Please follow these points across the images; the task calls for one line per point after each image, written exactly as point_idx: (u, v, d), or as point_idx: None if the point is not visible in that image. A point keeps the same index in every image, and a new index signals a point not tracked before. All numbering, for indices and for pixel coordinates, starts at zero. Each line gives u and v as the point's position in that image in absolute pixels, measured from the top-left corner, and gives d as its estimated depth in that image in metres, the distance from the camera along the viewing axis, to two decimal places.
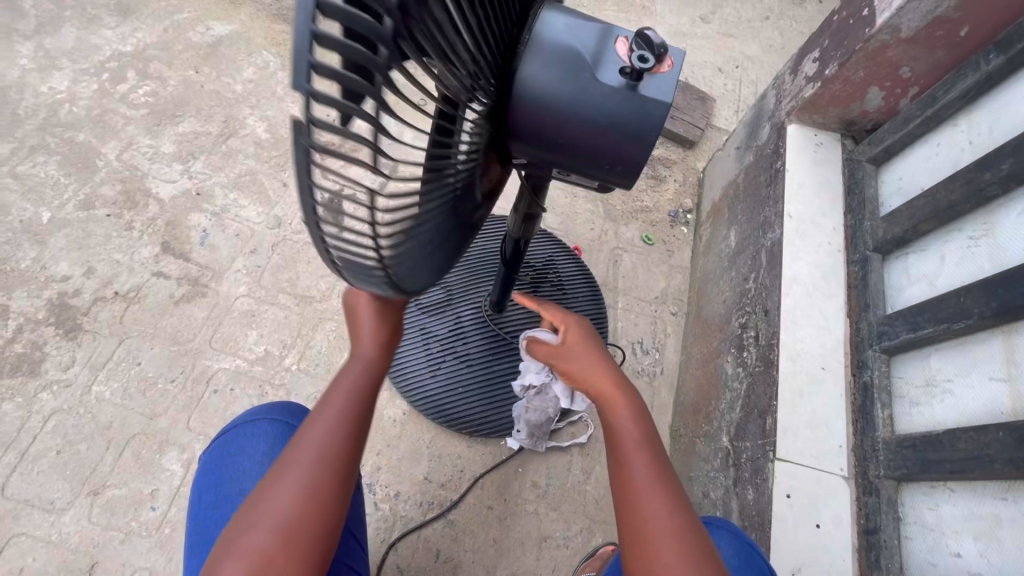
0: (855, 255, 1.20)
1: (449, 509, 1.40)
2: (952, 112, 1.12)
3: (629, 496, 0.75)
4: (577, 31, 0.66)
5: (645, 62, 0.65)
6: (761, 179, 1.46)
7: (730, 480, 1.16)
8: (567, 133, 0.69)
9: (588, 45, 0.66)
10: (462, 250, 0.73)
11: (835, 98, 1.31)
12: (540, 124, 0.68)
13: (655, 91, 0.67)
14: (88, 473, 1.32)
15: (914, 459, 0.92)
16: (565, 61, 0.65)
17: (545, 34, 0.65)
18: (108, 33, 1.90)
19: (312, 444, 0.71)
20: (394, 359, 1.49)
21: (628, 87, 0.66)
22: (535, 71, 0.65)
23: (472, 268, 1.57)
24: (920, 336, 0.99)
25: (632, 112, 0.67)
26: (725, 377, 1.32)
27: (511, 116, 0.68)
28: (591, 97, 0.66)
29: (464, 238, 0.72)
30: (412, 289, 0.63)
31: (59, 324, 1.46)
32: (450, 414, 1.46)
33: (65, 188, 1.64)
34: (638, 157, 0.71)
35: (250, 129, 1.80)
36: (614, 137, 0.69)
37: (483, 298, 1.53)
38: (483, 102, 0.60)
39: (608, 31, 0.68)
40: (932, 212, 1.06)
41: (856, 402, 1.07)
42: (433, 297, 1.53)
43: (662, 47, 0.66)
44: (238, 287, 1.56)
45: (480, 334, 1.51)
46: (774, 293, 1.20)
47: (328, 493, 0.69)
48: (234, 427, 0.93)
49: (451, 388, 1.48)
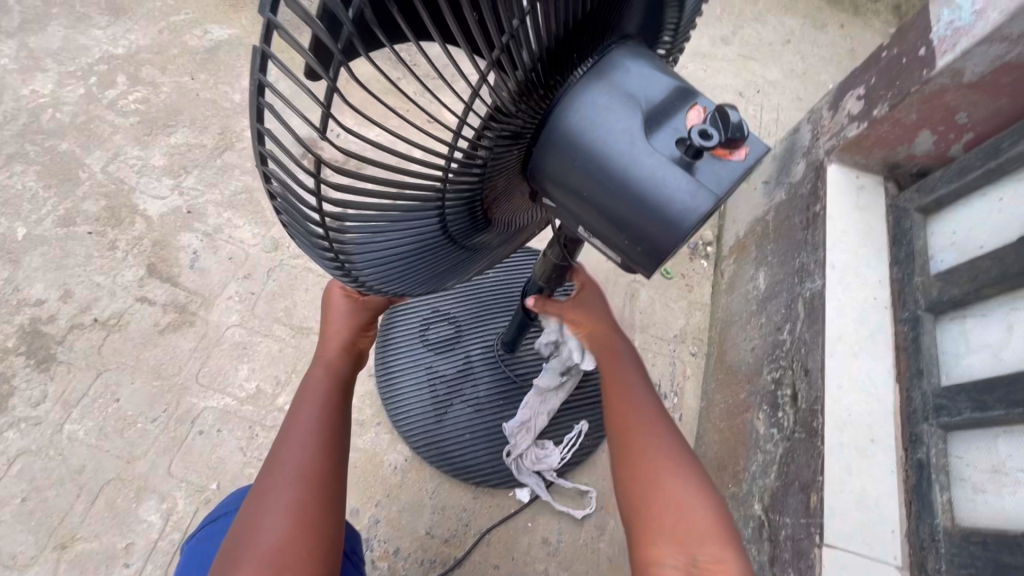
0: (903, 313, 1.11)
1: (453, 568, 1.29)
2: (1018, 166, 1.02)
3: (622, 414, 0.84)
4: (650, 80, 0.56)
5: (710, 138, 0.53)
6: (796, 221, 1.33)
7: (766, 556, 1.07)
8: (590, 186, 0.57)
9: (655, 98, 0.56)
10: (443, 268, 0.69)
11: (881, 140, 1.21)
12: (564, 164, 0.58)
13: (710, 178, 0.55)
14: (55, 525, 1.19)
15: (987, 560, 0.84)
16: (619, 105, 0.56)
17: (611, 68, 0.57)
18: (98, 34, 1.77)
19: (295, 456, 0.71)
20: (395, 399, 1.39)
21: (681, 160, 0.54)
22: (582, 101, 0.56)
23: (488, 304, 1.45)
24: (987, 418, 0.90)
25: (675, 190, 0.54)
26: (756, 437, 1.20)
27: (541, 149, 0.58)
28: (633, 153, 0.54)
29: (445, 256, 0.67)
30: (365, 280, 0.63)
31: (32, 354, 1.34)
32: (460, 462, 1.35)
33: (43, 202, 1.51)
34: (662, 248, 0.56)
35: (247, 142, 1.68)
36: (641, 212, 0.55)
37: (495, 337, 1.42)
38: (510, 126, 0.57)
39: (690, 94, 0.57)
40: (998, 277, 0.98)
41: (910, 480, 0.98)
42: (440, 335, 1.41)
43: (742, 132, 0.53)
44: (229, 317, 1.44)
45: (490, 375, 1.39)
46: (816, 352, 1.10)
47: (318, 504, 0.69)
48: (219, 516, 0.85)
49: (461, 434, 1.36)
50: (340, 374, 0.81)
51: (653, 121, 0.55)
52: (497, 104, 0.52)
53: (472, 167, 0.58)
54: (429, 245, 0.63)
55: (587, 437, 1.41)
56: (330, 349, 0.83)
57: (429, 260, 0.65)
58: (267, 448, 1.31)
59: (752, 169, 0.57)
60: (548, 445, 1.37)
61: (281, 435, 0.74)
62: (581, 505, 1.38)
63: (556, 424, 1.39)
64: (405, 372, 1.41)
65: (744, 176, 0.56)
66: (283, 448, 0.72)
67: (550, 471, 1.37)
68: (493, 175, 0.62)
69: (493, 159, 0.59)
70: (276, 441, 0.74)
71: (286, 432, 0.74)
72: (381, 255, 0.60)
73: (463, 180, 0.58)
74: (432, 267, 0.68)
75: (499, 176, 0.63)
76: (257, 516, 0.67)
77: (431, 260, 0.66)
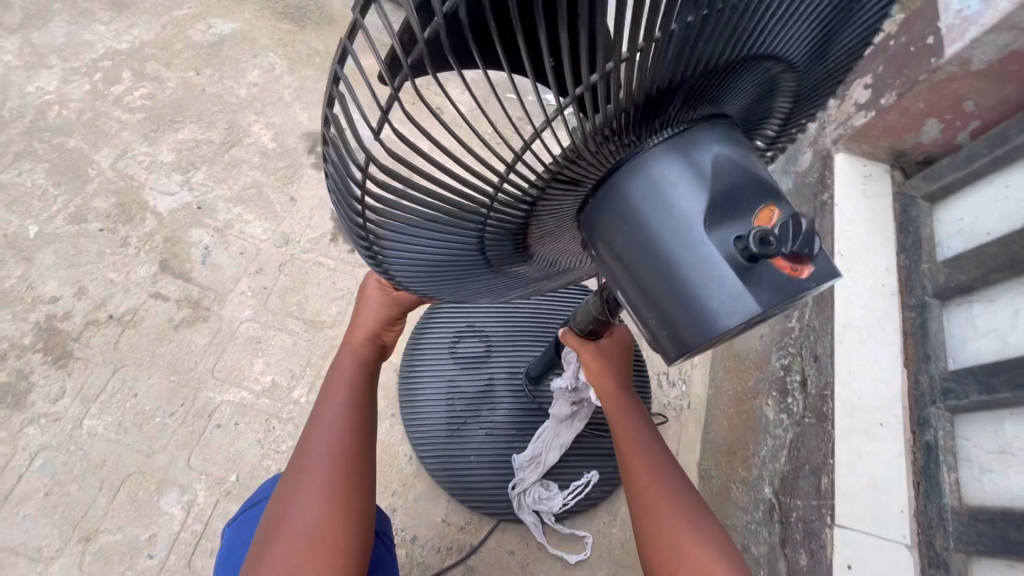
0: (911, 299, 1.13)
1: (470, 555, 1.32)
2: None
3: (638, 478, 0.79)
4: (729, 166, 0.56)
5: (770, 246, 0.51)
6: (803, 210, 1.34)
7: (777, 538, 1.10)
8: (634, 255, 0.57)
9: (728, 185, 0.55)
10: (474, 279, 0.72)
11: (888, 129, 1.22)
12: (619, 226, 0.58)
13: (758, 287, 0.53)
14: (78, 518, 1.21)
15: (994, 537, 0.87)
16: (692, 182, 0.55)
17: (691, 144, 0.56)
18: (101, 29, 1.76)
19: (324, 437, 0.73)
20: (412, 406, 1.37)
21: (735, 261, 0.53)
22: (651, 169, 0.55)
23: (524, 329, 1.39)
24: (994, 400, 0.93)
25: (717, 289, 0.53)
26: (766, 423, 1.22)
27: (600, 199, 0.59)
28: (686, 236, 0.54)
29: (478, 270, 0.69)
30: (389, 266, 0.66)
31: (48, 351, 1.35)
32: (459, 480, 1.33)
33: (54, 200, 1.52)
34: (687, 341, 0.55)
35: (254, 137, 1.68)
36: (676, 298, 0.55)
37: (523, 363, 1.36)
38: (580, 173, 0.56)
39: (769, 195, 0.56)
40: (1005, 263, 1.00)
41: (918, 462, 1.01)
42: (470, 351, 1.36)
43: (807, 248, 0.52)
44: (242, 311, 1.46)
45: (511, 402, 1.33)
46: (825, 338, 1.12)
47: (348, 481, 0.70)
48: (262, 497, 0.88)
49: (467, 455, 1.33)
50: (366, 360, 0.83)
51: (720, 210, 0.54)
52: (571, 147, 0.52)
53: (522, 201, 0.59)
54: (462, 257, 0.66)
55: (595, 487, 1.35)
56: (357, 338, 0.85)
57: (459, 268, 0.67)
58: (285, 440, 1.33)
59: (810, 291, 0.55)
60: (553, 487, 1.31)
61: (310, 419, 0.76)
62: (575, 550, 1.35)
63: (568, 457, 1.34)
64: (427, 377, 1.37)
65: (797, 295, 0.54)
66: (312, 431, 0.74)
67: (550, 514, 1.32)
68: (541, 214, 0.63)
69: (544, 199, 0.59)
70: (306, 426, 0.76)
71: (315, 417, 0.76)
72: (414, 251, 0.63)
73: (506, 209, 0.60)
74: (460, 278, 0.70)
75: (549, 217, 0.64)
76: (291, 497, 0.68)
77: (460, 270, 0.68)
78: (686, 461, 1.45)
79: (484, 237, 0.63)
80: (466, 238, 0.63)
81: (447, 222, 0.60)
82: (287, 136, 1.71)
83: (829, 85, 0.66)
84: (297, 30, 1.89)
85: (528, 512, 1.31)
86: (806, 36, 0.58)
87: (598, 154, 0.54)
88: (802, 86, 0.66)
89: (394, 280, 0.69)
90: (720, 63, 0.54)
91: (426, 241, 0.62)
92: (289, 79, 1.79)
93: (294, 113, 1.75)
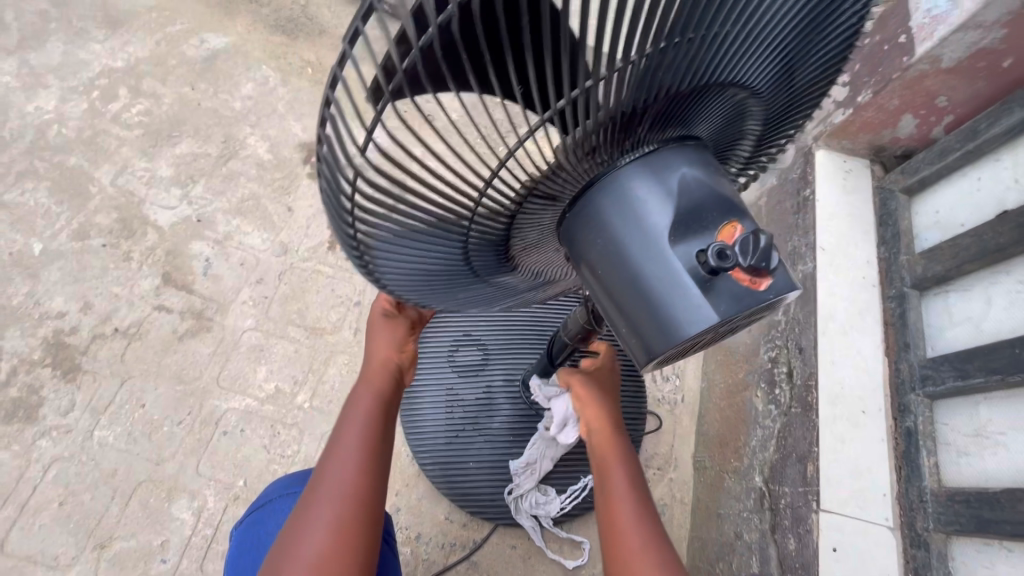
0: (890, 290, 1.17)
1: (472, 550, 1.36)
2: (995, 147, 1.08)
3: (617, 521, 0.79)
4: (694, 182, 0.61)
5: (727, 260, 0.56)
6: (787, 205, 1.37)
7: (766, 524, 1.14)
8: (607, 265, 0.63)
9: (693, 201, 0.60)
10: (459, 290, 0.76)
11: (866, 125, 1.25)
12: (594, 238, 0.63)
13: (718, 299, 0.58)
14: (92, 526, 1.25)
15: (969, 517, 0.90)
16: (660, 199, 0.60)
17: (659, 161, 0.61)
18: (96, 47, 1.80)
19: (341, 467, 0.77)
20: (411, 413, 1.38)
21: (697, 274, 0.58)
22: (624, 185, 0.61)
23: (521, 338, 1.40)
24: (969, 386, 0.96)
25: (682, 301, 0.58)
26: (755, 414, 1.26)
27: (577, 212, 0.64)
28: (654, 249, 0.59)
29: (463, 280, 0.73)
30: (380, 278, 0.70)
31: (57, 365, 1.39)
32: (458, 487, 1.36)
33: (57, 217, 1.55)
34: (654, 349, 0.60)
35: (251, 149, 1.72)
36: (643, 307, 0.60)
37: (521, 371, 1.38)
38: (554, 185, 0.61)
39: (733, 211, 0.60)
40: (977, 253, 1.03)
41: (899, 447, 1.05)
42: (467, 360, 1.37)
43: (764, 263, 0.56)
44: (244, 320, 1.49)
45: (509, 410, 1.36)
46: (809, 331, 1.16)
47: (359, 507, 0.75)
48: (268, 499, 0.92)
49: (466, 462, 1.36)
50: (385, 389, 0.86)
51: (685, 225, 0.59)
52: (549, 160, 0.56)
53: (504, 213, 0.64)
54: (449, 267, 0.70)
55: (591, 491, 1.39)
56: (376, 365, 0.87)
57: (445, 278, 0.72)
58: (290, 444, 1.37)
59: (768, 301, 0.59)
60: (551, 493, 1.36)
61: (329, 446, 0.80)
62: (573, 555, 1.38)
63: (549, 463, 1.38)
64: (425, 387, 1.37)
65: (753, 306, 0.59)
66: (330, 458, 0.78)
67: (548, 518, 1.36)
68: (522, 226, 0.68)
69: (523, 212, 0.65)
70: (325, 451, 0.80)
71: (333, 444, 0.80)
72: (402, 261, 0.68)
73: (487, 221, 0.65)
74: (447, 288, 0.75)
75: (530, 229, 0.70)
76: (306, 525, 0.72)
77: (447, 281, 0.72)
78: (681, 453, 1.49)
79: (469, 247, 0.68)
80: (452, 248, 0.67)
81: (433, 232, 0.64)
82: (283, 147, 1.74)
83: (799, 110, 0.70)
84: (289, 43, 1.92)
85: (526, 516, 1.35)
86: (768, 67, 0.63)
87: (571, 167, 0.59)
88: (771, 111, 0.70)
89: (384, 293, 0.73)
90: (686, 91, 0.58)
91: (413, 249, 0.66)
92: (284, 91, 1.83)
93: (289, 125, 1.78)
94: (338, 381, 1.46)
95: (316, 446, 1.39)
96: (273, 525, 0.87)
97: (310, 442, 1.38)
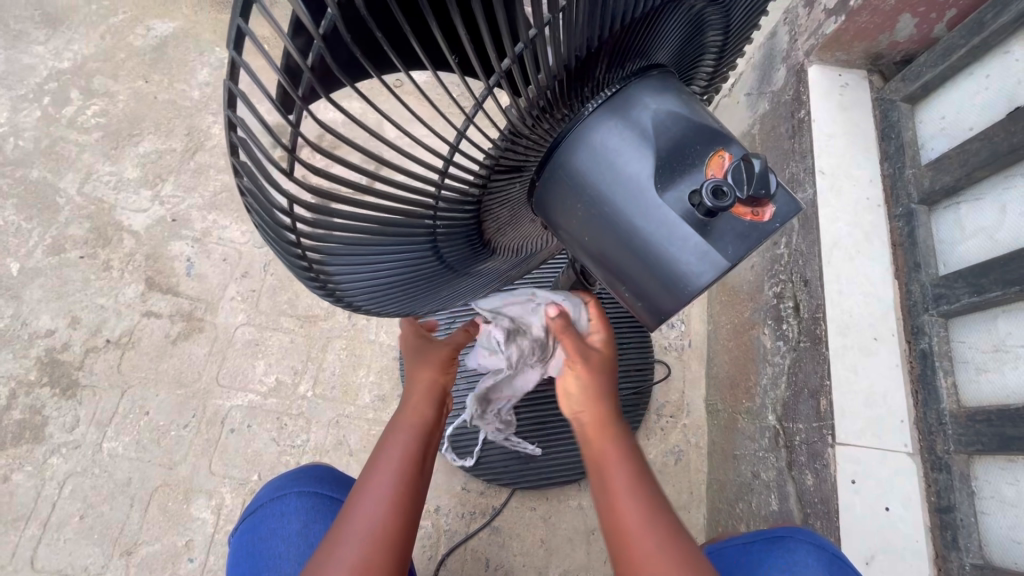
0: (897, 209, 1.11)
1: (493, 516, 1.36)
2: (1003, 38, 0.98)
3: (625, 537, 0.61)
4: (669, 119, 0.55)
5: (725, 197, 0.50)
6: (781, 130, 1.28)
7: (783, 462, 1.11)
8: (593, 231, 0.58)
9: (672, 139, 0.54)
10: (437, 284, 0.71)
11: (860, 32, 1.15)
12: (572, 202, 0.58)
13: (722, 242, 0.53)
14: (117, 534, 1.27)
15: (991, 435, 0.87)
16: (635, 144, 0.55)
17: (628, 105, 0.55)
18: (39, 50, 1.70)
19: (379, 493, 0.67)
20: None
21: (694, 218, 0.53)
22: (591, 140, 0.55)
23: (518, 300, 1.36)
24: (985, 301, 0.92)
25: (681, 253, 0.54)
26: (764, 352, 1.22)
27: (550, 177, 0.59)
28: (640, 202, 0.54)
29: (438, 274, 0.69)
30: (346, 290, 0.65)
31: (55, 384, 1.38)
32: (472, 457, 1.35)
33: (29, 234, 1.51)
34: (662, 308, 0.57)
35: (216, 139, 1.65)
36: (643, 268, 0.56)
37: None
38: (517, 153, 0.56)
39: (717, 139, 0.55)
40: (988, 158, 0.96)
41: (914, 370, 1.01)
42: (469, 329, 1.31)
43: (764, 190, 0.51)
44: (236, 317, 1.46)
45: None
46: (813, 261, 1.10)
47: (390, 546, 0.65)
48: (258, 507, 0.90)
49: (477, 431, 1.36)
50: (426, 419, 0.75)
51: (669, 167, 0.54)
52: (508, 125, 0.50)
53: (468, 198, 0.59)
54: (422, 269, 0.66)
55: None
56: (419, 394, 0.77)
57: (420, 280, 0.68)
58: (299, 434, 1.37)
59: (774, 230, 0.55)
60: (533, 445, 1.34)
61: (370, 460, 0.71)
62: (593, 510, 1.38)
63: (549, 420, 1.35)
64: None
65: (761, 239, 0.54)
66: (360, 490, 0.68)
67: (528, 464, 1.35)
68: (491, 208, 0.64)
69: (489, 192, 0.60)
70: (356, 483, 0.70)
71: (364, 478, 0.69)
72: (369, 276, 0.63)
73: (453, 213, 0.60)
74: (425, 288, 0.71)
75: (501, 208, 0.65)
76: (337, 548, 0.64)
77: (421, 279, 0.68)
78: (693, 398, 1.46)
79: (438, 245, 0.63)
80: (419, 252, 0.63)
81: (394, 241, 0.59)
82: None
83: (757, 14, 0.65)
84: None
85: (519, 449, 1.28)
86: None
87: (534, 129, 0.53)
88: (735, 17, 0.64)
89: (351, 301, 0.68)
90: (643, 14, 0.52)
91: (377, 264, 0.61)
92: None
93: None
94: (337, 367, 1.43)
95: (323, 433, 1.38)
96: (266, 529, 0.86)
97: (319, 430, 1.38)
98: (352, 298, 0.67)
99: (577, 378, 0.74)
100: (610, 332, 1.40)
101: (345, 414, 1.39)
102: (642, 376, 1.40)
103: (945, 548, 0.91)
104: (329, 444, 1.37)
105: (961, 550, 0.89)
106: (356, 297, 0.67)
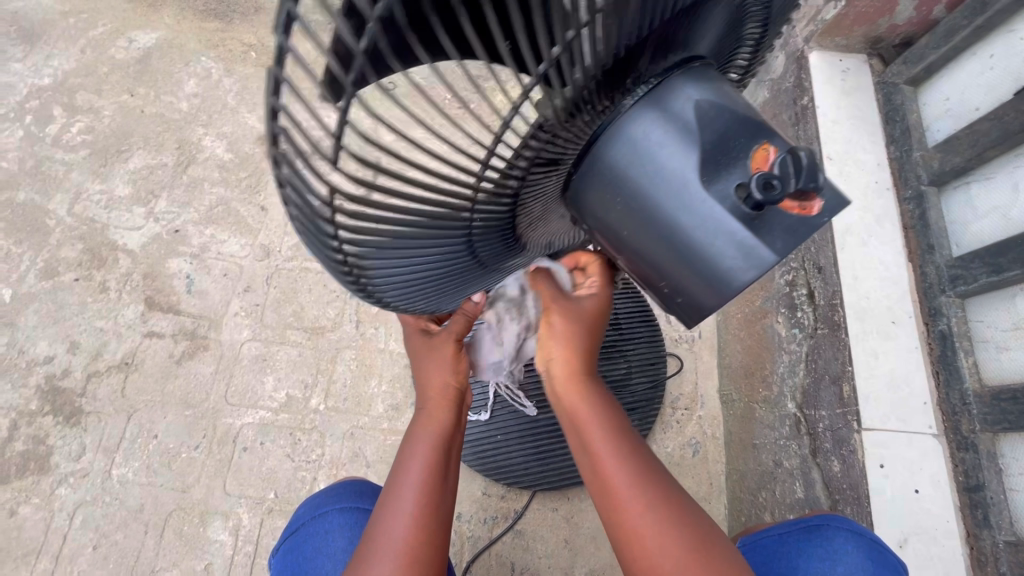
0: (906, 191, 1.11)
1: (515, 520, 1.35)
2: (1007, 17, 0.99)
3: (606, 496, 0.67)
4: (712, 110, 0.54)
5: (774, 190, 0.50)
6: (784, 118, 1.28)
7: (806, 450, 1.11)
8: (632, 225, 0.57)
9: (717, 131, 0.53)
10: (468, 277, 0.70)
11: (861, 15, 1.15)
12: (609, 196, 0.57)
13: (769, 237, 0.53)
14: (133, 562, 1.24)
15: (1017, 411, 0.88)
16: (678, 136, 0.54)
17: (672, 96, 0.54)
18: (18, 67, 1.65)
19: (410, 493, 0.70)
20: None
21: (740, 213, 0.52)
22: (632, 131, 0.54)
23: None
24: (1005, 279, 0.92)
25: (725, 249, 0.53)
26: (778, 340, 1.21)
27: (588, 172, 0.58)
28: (682, 196, 0.54)
29: (468, 267, 0.67)
30: (378, 286, 0.63)
31: (57, 412, 1.34)
32: (491, 461, 1.34)
33: (20, 258, 1.46)
34: (704, 304, 0.57)
35: (209, 151, 1.60)
36: (684, 264, 0.56)
37: None
38: (555, 146, 0.54)
39: (761, 132, 0.54)
40: (999, 137, 0.97)
41: (934, 352, 1.02)
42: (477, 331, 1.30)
43: (813, 182, 0.50)
44: (241, 333, 1.43)
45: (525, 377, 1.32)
46: (827, 248, 1.10)
47: (429, 555, 0.69)
48: (299, 527, 0.89)
49: (493, 435, 1.34)
50: (445, 424, 0.76)
51: (714, 161, 0.53)
52: (550, 114, 0.49)
53: (503, 195, 0.58)
54: (453, 264, 0.64)
55: None
56: (438, 397, 0.78)
57: (453, 274, 0.67)
58: (313, 449, 1.34)
59: (823, 225, 0.54)
60: (531, 406, 1.31)
61: (399, 465, 0.74)
62: None
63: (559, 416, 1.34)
64: None
65: (808, 233, 0.54)
66: (392, 498, 0.71)
67: (541, 466, 1.34)
68: (526, 202, 0.62)
69: (526, 186, 0.59)
70: (384, 496, 0.72)
71: (395, 486, 0.72)
72: (403, 272, 0.62)
73: (489, 208, 0.59)
74: (454, 283, 0.70)
75: (535, 202, 0.64)
76: (374, 543, 0.69)
77: (452, 275, 0.67)
78: (706, 389, 1.45)
79: (472, 241, 0.62)
80: (453, 247, 0.61)
81: (427, 236, 0.58)
82: (243, 143, 1.62)
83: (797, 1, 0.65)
84: (226, 27, 1.75)
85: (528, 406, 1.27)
86: None
87: (575, 119, 0.52)
88: (773, 8, 0.64)
89: (381, 299, 0.67)
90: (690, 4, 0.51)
91: (410, 259, 0.60)
92: (230, 82, 1.68)
93: (244, 118, 1.65)
94: (347, 378, 1.41)
95: (338, 446, 1.35)
96: (311, 548, 0.85)
97: (333, 444, 1.35)
98: (384, 295, 0.66)
99: (558, 323, 0.75)
100: (620, 324, 1.39)
101: (359, 425, 1.37)
102: (653, 371, 1.38)
103: (976, 526, 0.92)
104: (345, 457, 1.34)
105: (992, 528, 0.89)
106: (387, 294, 0.66)
